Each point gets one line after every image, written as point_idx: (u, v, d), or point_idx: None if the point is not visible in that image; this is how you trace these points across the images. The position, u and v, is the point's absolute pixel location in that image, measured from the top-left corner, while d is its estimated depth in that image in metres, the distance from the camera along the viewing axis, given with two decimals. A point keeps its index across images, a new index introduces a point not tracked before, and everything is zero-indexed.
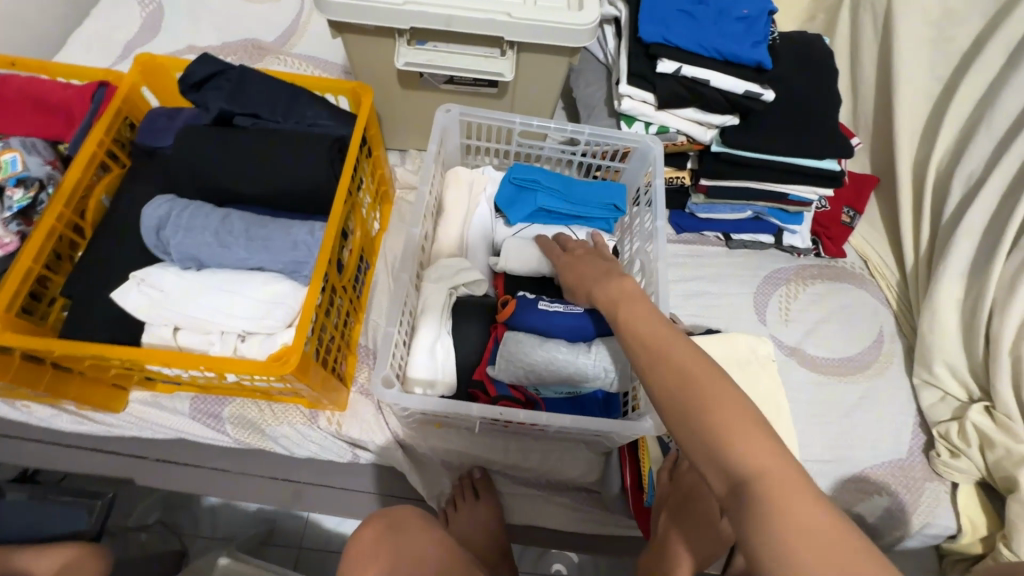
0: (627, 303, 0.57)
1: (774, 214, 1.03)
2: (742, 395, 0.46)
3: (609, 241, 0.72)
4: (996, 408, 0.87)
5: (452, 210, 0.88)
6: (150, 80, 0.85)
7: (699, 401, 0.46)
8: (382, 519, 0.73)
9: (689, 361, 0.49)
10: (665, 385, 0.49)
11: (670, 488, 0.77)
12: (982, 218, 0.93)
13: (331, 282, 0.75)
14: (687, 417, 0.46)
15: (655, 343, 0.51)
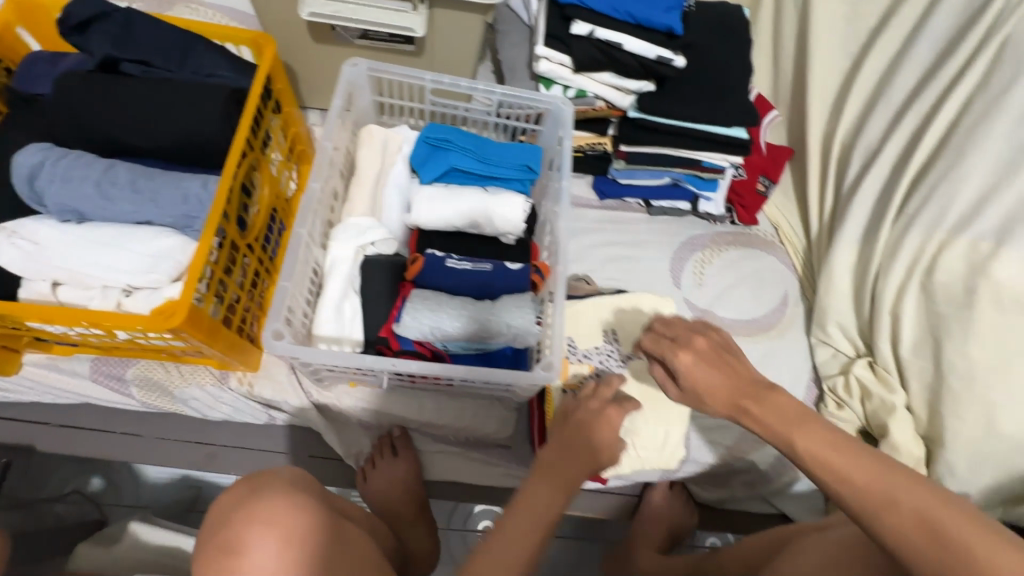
0: (785, 427, 0.54)
1: (691, 181, 1.07)
2: (978, 534, 0.44)
3: (687, 339, 0.59)
4: (877, 361, 0.95)
5: (365, 168, 0.87)
6: (28, 22, 0.79)
7: (887, 491, 0.48)
8: (247, 482, 0.61)
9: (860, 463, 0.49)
10: (853, 487, 0.49)
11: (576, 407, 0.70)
12: (875, 187, 0.99)
13: (230, 239, 0.73)
14: (925, 558, 0.45)
15: (838, 466, 0.50)
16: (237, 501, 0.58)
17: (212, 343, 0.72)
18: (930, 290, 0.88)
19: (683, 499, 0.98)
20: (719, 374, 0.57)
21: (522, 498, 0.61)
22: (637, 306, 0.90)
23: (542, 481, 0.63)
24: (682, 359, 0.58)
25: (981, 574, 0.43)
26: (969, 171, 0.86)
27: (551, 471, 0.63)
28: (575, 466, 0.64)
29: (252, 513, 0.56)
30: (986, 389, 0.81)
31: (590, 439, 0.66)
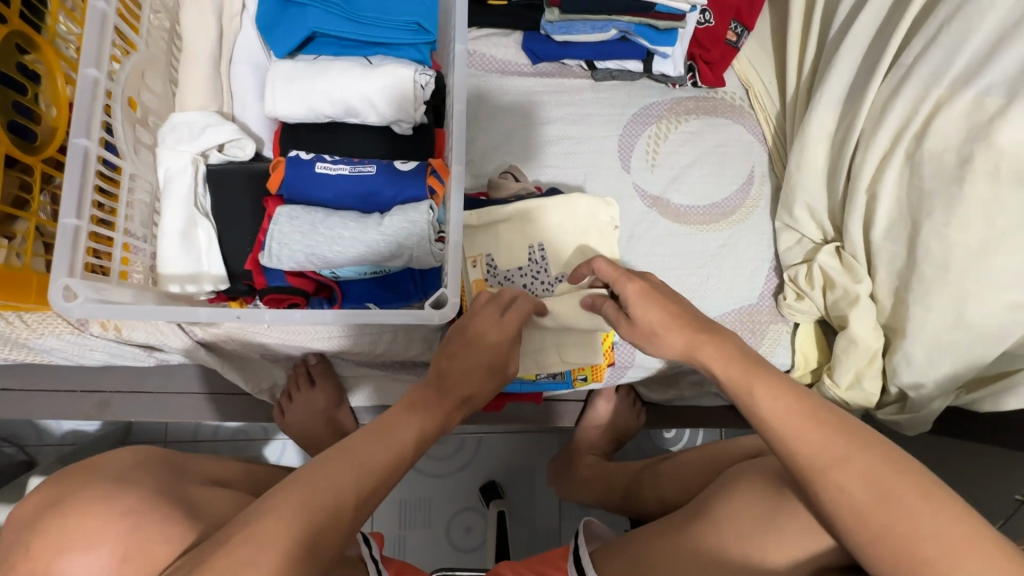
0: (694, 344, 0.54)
1: (642, 33, 0.85)
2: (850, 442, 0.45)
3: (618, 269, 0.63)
4: (845, 247, 0.84)
5: (194, 39, 0.64)
6: None
7: (828, 451, 0.44)
8: (59, 482, 0.50)
9: (780, 401, 0.48)
10: (772, 425, 0.47)
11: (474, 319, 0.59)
12: (870, 27, 0.81)
13: (1, 157, 0.53)
14: (808, 486, 0.45)
15: (749, 384, 0.50)
16: (41, 514, 0.47)
17: (22, 298, 0.55)
18: (919, 160, 0.74)
19: (630, 402, 0.93)
20: (660, 309, 0.56)
21: (378, 433, 0.50)
22: (572, 216, 0.75)
23: (412, 409, 0.53)
24: (632, 288, 0.57)
25: (892, 524, 0.41)
26: None
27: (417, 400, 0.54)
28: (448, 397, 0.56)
29: (55, 533, 0.45)
30: (962, 276, 0.72)
31: (470, 367, 0.56)
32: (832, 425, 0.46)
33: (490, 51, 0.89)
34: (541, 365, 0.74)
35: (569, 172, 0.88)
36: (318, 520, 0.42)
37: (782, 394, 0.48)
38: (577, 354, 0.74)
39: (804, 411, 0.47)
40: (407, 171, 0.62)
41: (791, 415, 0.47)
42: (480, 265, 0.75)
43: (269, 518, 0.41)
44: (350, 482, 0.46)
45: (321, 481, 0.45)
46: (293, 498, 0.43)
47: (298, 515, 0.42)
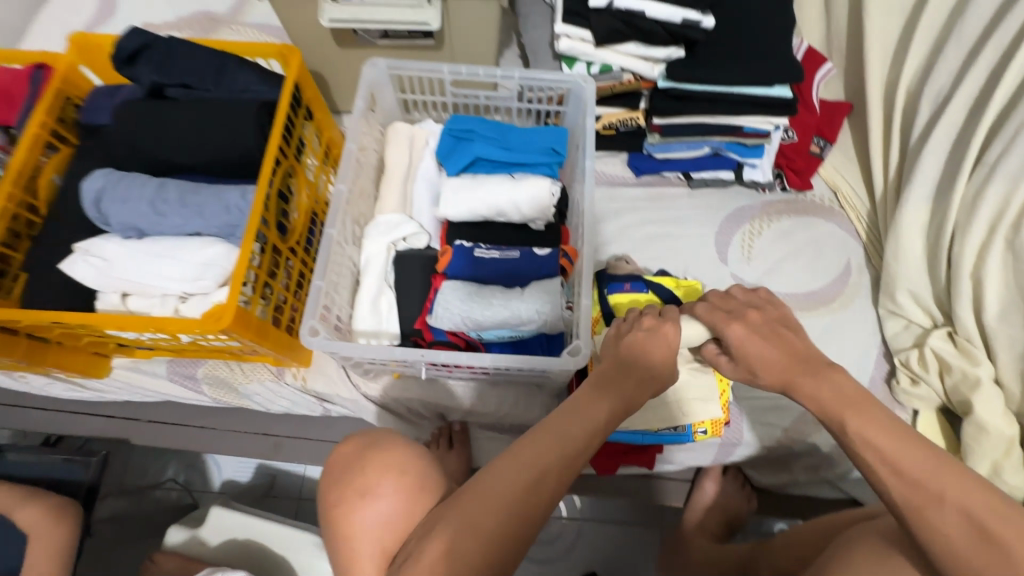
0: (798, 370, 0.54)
1: (732, 148, 1.00)
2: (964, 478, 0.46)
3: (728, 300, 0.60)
4: (958, 332, 0.86)
5: (393, 166, 0.88)
6: (88, 60, 0.83)
7: (939, 485, 0.45)
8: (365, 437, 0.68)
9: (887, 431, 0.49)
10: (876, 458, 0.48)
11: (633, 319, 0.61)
12: (949, 134, 0.89)
13: (271, 245, 0.77)
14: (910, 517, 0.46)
15: (848, 410, 0.50)
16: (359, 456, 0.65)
17: (264, 343, 0.75)
18: (1018, 247, 0.77)
19: (739, 483, 0.94)
20: (772, 346, 0.56)
21: (570, 415, 0.53)
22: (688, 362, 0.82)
23: (594, 388, 0.56)
24: (735, 332, 0.57)
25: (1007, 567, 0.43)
26: None
27: (600, 384, 0.56)
28: (631, 385, 0.56)
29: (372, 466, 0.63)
30: None
31: (648, 353, 0.57)
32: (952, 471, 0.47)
33: (604, 168, 1.09)
34: (654, 421, 0.80)
35: (670, 262, 1.02)
36: (524, 485, 0.49)
37: (902, 433, 0.48)
38: (685, 409, 0.80)
39: (914, 446, 0.48)
40: (543, 255, 0.79)
41: (896, 445, 0.48)
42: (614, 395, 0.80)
43: (489, 482, 0.50)
44: (552, 462, 0.50)
45: (525, 452, 0.50)
46: (510, 465, 0.50)
47: (506, 473, 0.49)
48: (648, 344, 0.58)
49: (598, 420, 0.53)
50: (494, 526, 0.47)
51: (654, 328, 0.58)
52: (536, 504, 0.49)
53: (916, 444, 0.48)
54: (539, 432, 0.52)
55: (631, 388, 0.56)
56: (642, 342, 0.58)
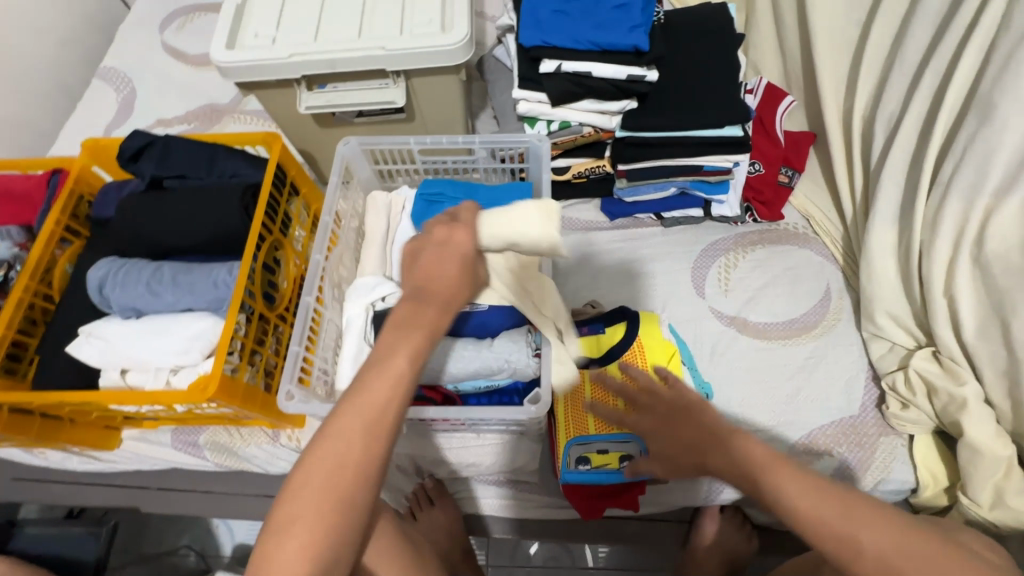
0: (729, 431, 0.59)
1: (698, 187, 1.04)
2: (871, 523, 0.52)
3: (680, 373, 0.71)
4: (941, 351, 0.84)
5: (372, 231, 0.95)
6: (100, 161, 0.93)
7: (855, 539, 0.51)
8: None
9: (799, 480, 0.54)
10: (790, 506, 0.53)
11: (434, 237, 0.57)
12: (905, 156, 0.90)
13: (257, 314, 0.83)
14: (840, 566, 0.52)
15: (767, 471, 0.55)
16: None
17: (252, 408, 0.80)
18: (984, 262, 0.78)
19: (737, 522, 0.92)
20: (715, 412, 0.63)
21: (375, 375, 0.50)
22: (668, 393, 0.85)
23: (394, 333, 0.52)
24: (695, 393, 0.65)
25: None
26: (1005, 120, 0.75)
27: (394, 327, 0.52)
28: (431, 315, 0.53)
29: None
30: None
31: (436, 271, 0.54)
32: (876, 512, 0.52)
33: (577, 216, 1.12)
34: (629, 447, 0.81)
35: (647, 300, 1.04)
36: (351, 461, 0.49)
37: (816, 494, 0.53)
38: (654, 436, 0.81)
39: (825, 500, 0.53)
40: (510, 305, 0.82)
41: (813, 503, 0.53)
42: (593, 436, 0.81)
43: (311, 469, 0.49)
44: (363, 427, 0.49)
45: (337, 432, 0.49)
46: (327, 449, 0.49)
47: (322, 453, 0.49)
48: (445, 256, 0.55)
49: (397, 371, 0.50)
50: (327, 506, 0.48)
51: (451, 242, 0.56)
52: (365, 473, 0.49)
53: (827, 497, 0.53)
54: (344, 408, 0.50)
55: (431, 317, 0.52)
56: (439, 259, 0.55)
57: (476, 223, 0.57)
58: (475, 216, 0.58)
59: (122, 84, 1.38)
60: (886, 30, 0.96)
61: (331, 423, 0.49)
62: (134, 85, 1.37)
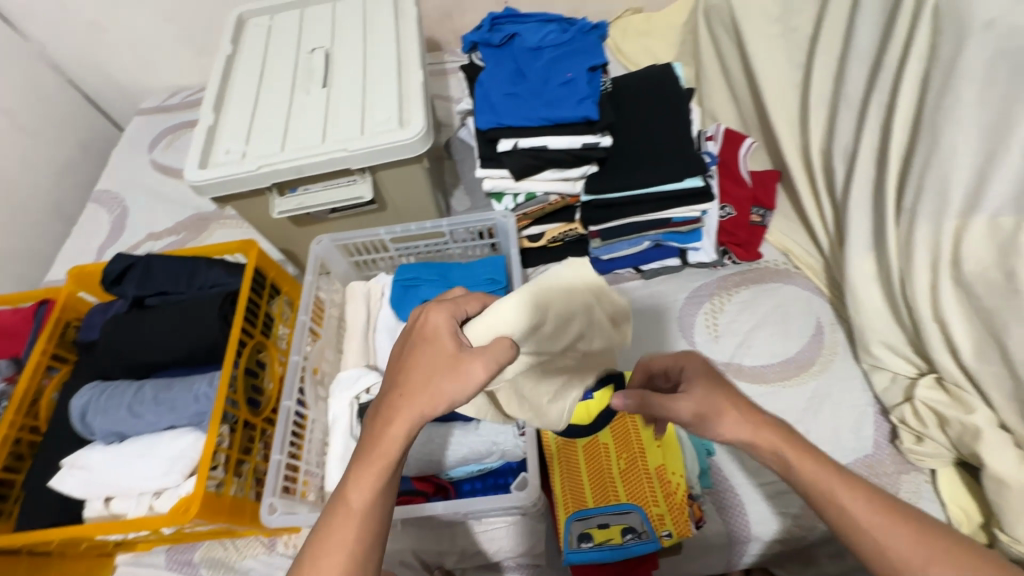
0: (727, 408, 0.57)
1: (671, 238, 1.04)
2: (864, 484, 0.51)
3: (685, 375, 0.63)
4: (944, 377, 0.81)
5: (353, 322, 0.95)
6: (86, 286, 0.96)
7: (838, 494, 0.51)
8: None
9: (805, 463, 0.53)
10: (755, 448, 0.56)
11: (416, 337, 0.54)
12: (868, 184, 0.91)
13: (241, 422, 0.82)
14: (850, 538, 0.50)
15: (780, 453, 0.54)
16: None
17: (239, 523, 0.77)
18: (965, 283, 0.76)
19: None
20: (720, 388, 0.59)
21: (350, 496, 0.51)
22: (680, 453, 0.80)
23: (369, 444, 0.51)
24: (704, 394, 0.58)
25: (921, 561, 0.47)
26: (954, 142, 0.77)
27: (368, 444, 0.52)
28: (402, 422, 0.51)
29: None
30: None
31: (407, 376, 0.52)
32: (887, 507, 0.49)
33: None
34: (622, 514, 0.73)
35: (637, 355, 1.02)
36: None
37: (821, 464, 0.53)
38: (650, 500, 0.73)
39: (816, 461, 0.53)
40: None
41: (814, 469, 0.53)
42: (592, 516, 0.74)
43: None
44: (338, 555, 0.49)
45: (324, 544, 0.49)
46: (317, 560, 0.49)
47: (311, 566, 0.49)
48: (425, 358, 0.53)
49: (374, 484, 0.50)
50: None
51: (432, 344, 0.53)
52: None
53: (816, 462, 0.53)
54: (330, 518, 0.50)
55: (401, 427, 0.51)
56: (417, 362, 0.53)
57: (453, 318, 0.55)
58: (449, 321, 0.55)
59: (115, 204, 1.45)
60: (826, 71, 1.00)
61: (308, 547, 0.50)
62: (126, 203, 1.44)
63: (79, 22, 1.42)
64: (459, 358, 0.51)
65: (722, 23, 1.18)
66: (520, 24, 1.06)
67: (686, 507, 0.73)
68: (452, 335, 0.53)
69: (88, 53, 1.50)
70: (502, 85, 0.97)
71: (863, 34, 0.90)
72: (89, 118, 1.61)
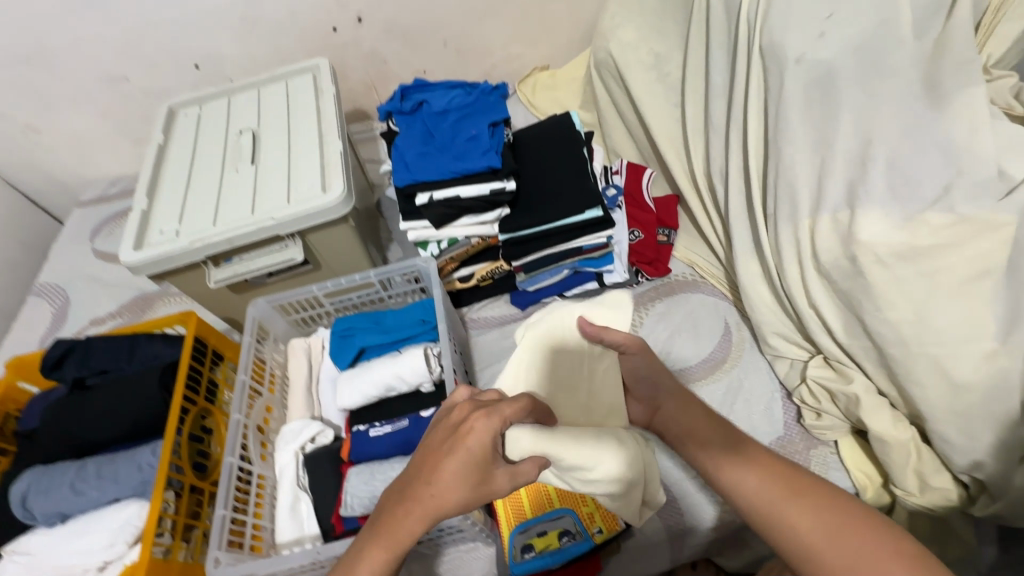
0: (695, 429, 0.75)
1: (586, 264, 1.15)
2: (783, 468, 0.65)
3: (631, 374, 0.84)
4: (829, 356, 0.92)
5: (296, 378, 1.00)
6: (25, 374, 0.98)
7: (759, 472, 0.65)
8: None
9: (740, 443, 0.70)
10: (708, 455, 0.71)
11: (451, 439, 0.59)
12: (742, 196, 1.04)
13: (187, 487, 0.84)
14: (765, 512, 0.62)
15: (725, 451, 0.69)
16: None
17: None
18: (825, 272, 0.88)
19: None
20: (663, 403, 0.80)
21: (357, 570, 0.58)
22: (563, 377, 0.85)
23: (381, 532, 0.59)
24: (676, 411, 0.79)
25: (815, 530, 0.58)
26: (795, 155, 0.90)
27: (387, 529, 0.59)
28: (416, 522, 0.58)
29: None
30: (924, 345, 0.77)
31: (440, 481, 0.58)
32: (813, 492, 0.62)
33: (492, 313, 1.21)
34: (557, 519, 0.80)
35: None
36: None
37: (760, 462, 0.66)
38: (584, 500, 0.81)
39: (758, 457, 0.67)
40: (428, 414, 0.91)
41: (753, 468, 0.66)
42: (531, 529, 0.80)
43: None
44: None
45: None
46: None
47: None
48: (460, 467, 0.58)
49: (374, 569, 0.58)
50: None
51: (464, 452, 0.58)
52: None
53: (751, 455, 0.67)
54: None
55: (412, 523, 0.58)
56: (450, 470, 0.58)
57: (492, 427, 0.59)
58: (491, 434, 0.59)
59: (56, 295, 1.47)
60: (697, 106, 1.16)
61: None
62: (66, 292, 1.47)
63: (12, 127, 1.48)
64: (490, 475, 0.59)
65: (610, 74, 1.34)
66: (428, 91, 1.19)
67: (613, 502, 0.80)
68: (491, 446, 0.59)
69: (23, 154, 1.55)
70: (414, 147, 1.08)
71: (718, 75, 1.07)
72: (28, 215, 1.64)
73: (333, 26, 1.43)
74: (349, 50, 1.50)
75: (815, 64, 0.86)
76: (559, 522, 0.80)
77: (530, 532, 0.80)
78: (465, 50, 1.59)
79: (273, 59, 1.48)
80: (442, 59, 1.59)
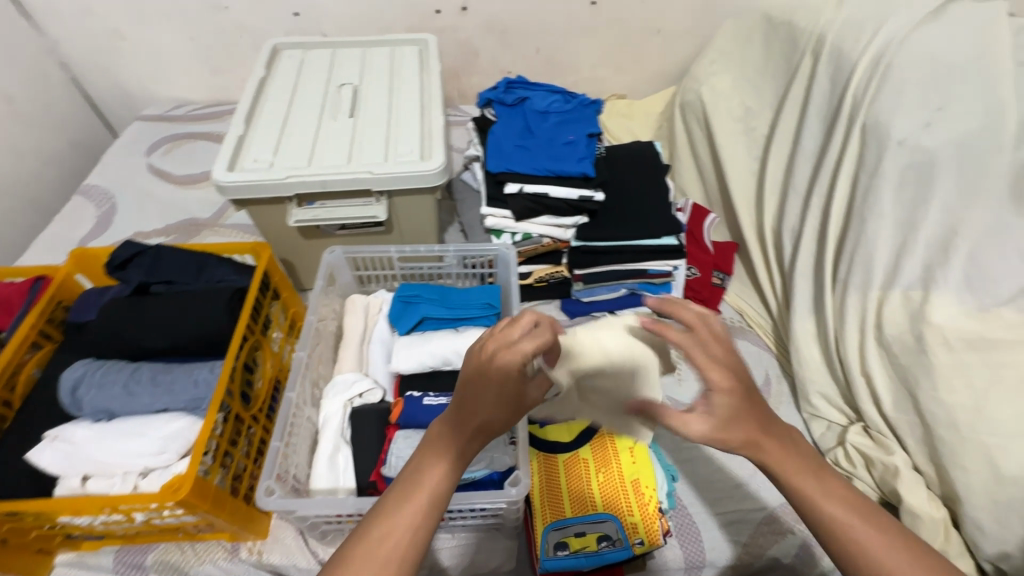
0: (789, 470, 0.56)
1: (645, 288, 1.17)
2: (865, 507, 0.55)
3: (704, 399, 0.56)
4: (869, 426, 0.96)
5: (352, 332, 1.00)
6: (84, 268, 0.97)
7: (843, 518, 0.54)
8: None
9: (813, 469, 0.57)
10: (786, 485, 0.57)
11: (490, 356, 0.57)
12: (810, 257, 1.08)
13: (234, 413, 0.83)
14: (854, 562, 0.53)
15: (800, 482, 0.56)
16: None
17: (218, 512, 0.77)
18: (888, 345, 0.91)
19: None
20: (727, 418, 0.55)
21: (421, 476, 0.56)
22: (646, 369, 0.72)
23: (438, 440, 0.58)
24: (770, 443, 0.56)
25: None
26: (877, 230, 0.95)
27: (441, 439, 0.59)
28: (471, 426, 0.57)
29: None
30: (977, 433, 0.81)
31: (485, 385, 0.57)
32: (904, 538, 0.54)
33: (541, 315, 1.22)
34: (597, 524, 0.81)
35: None
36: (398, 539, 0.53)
37: (840, 497, 0.56)
38: (625, 510, 0.82)
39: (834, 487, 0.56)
40: None
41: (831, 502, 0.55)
42: (570, 529, 0.81)
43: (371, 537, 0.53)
44: (399, 537, 0.52)
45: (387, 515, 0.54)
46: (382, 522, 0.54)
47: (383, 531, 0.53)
48: (503, 373, 0.56)
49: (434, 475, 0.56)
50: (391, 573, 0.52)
51: (503, 358, 0.56)
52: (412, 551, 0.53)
53: (830, 486, 0.56)
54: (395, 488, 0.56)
55: (466, 428, 0.57)
56: (495, 378, 0.56)
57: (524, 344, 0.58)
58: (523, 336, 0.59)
59: (102, 200, 1.45)
60: (778, 164, 1.20)
61: (369, 518, 0.54)
62: (114, 199, 1.45)
63: (100, 29, 1.48)
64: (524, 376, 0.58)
65: (694, 114, 1.38)
66: (530, 90, 1.22)
67: (657, 519, 0.82)
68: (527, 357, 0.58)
69: (102, 58, 1.55)
70: (511, 138, 1.11)
71: (809, 140, 1.11)
72: (87, 118, 1.63)
73: (438, 9, 1.47)
74: (445, 34, 1.53)
75: (917, 148, 0.91)
76: (597, 527, 0.81)
77: (567, 530, 0.81)
78: (553, 62, 1.63)
79: (371, 25, 1.51)
80: (529, 65, 1.63)
